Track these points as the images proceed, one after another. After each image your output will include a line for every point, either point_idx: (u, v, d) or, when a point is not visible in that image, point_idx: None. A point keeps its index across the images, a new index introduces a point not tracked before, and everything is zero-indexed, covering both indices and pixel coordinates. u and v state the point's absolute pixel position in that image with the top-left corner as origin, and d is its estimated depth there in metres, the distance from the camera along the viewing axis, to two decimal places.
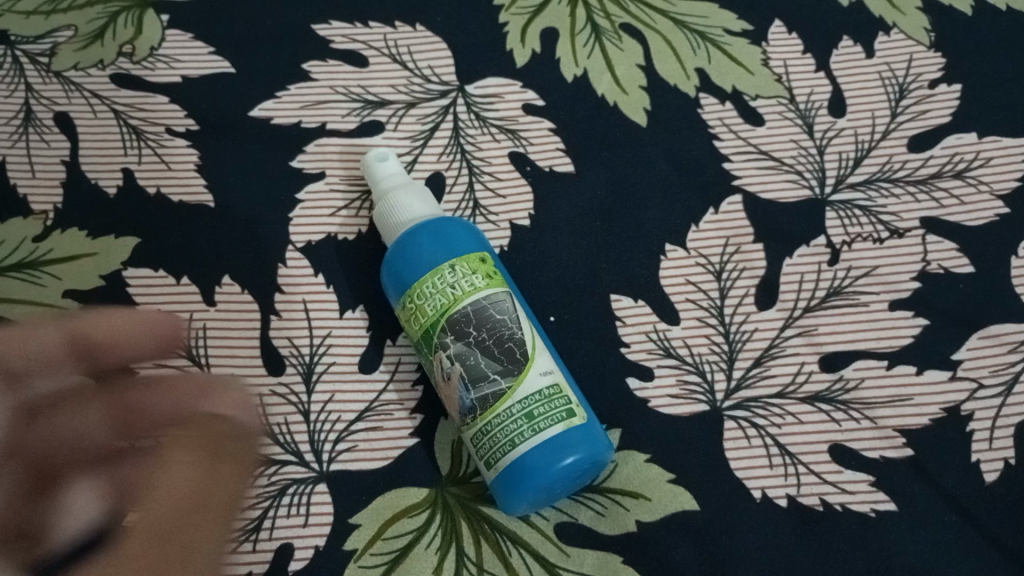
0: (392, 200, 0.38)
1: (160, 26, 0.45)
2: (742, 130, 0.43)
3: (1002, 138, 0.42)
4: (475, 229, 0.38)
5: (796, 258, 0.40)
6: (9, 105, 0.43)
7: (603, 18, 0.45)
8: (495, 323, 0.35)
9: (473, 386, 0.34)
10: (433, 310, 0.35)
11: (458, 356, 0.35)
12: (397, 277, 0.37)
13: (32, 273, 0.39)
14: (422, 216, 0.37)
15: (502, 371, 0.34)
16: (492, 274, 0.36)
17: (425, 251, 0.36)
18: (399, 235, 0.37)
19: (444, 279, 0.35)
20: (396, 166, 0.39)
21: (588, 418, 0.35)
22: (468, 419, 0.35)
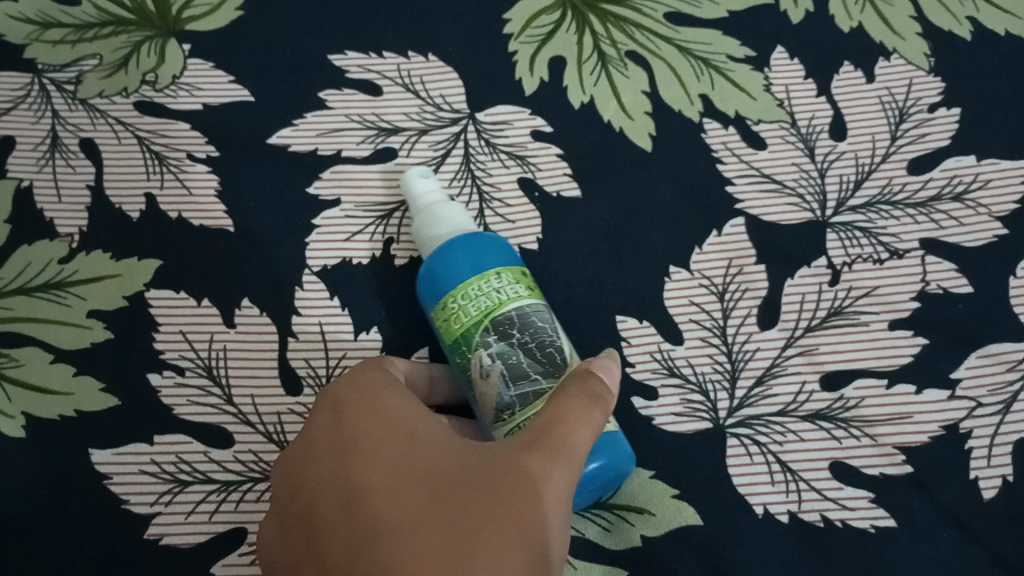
0: (436, 213, 0.38)
1: (181, 55, 0.45)
2: (745, 154, 0.44)
3: (1001, 160, 0.42)
4: (508, 247, 0.39)
5: (798, 279, 0.41)
6: (35, 131, 0.43)
7: (609, 45, 0.46)
8: (536, 327, 0.36)
9: (514, 384, 0.35)
10: (478, 311, 0.35)
11: (500, 354, 0.35)
12: (438, 281, 0.37)
13: (58, 294, 0.41)
14: (464, 230, 0.38)
15: (543, 372, 0.36)
16: (531, 287, 0.37)
17: (469, 257, 0.37)
18: (439, 245, 0.37)
19: (490, 284, 0.36)
20: (434, 184, 0.39)
21: (615, 429, 0.36)
22: (503, 416, 0.35)
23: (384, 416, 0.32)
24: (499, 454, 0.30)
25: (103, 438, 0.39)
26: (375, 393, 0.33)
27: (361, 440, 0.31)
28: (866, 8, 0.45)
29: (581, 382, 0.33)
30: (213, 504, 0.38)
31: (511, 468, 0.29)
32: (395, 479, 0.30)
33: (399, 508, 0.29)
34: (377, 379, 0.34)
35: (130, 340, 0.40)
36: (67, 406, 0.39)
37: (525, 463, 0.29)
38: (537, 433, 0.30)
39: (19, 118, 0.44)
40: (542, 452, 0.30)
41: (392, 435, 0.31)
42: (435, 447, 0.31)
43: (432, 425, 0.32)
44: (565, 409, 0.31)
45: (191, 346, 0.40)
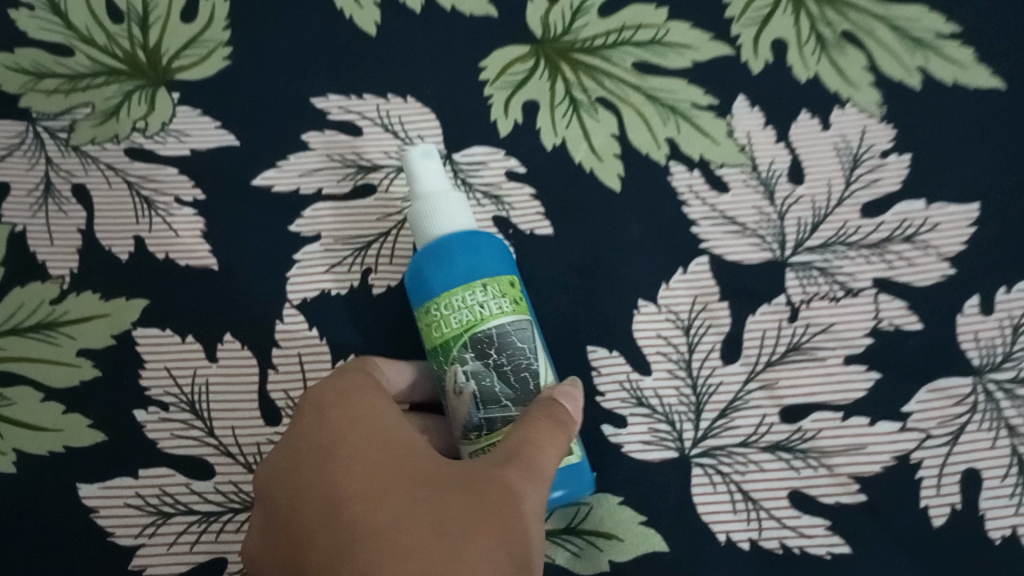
0: (440, 210, 0.38)
1: (171, 102, 0.45)
2: (709, 197, 0.45)
3: (950, 204, 0.44)
4: (504, 249, 0.40)
5: (759, 315, 0.44)
6: (29, 178, 0.44)
7: (581, 91, 0.46)
8: (514, 349, 0.37)
9: (483, 407, 0.37)
10: (459, 324, 0.37)
11: (475, 374, 0.37)
12: (424, 283, 0.38)
13: (50, 333, 0.42)
14: (462, 231, 0.39)
15: (513, 398, 0.37)
16: (517, 300, 0.38)
17: (457, 263, 0.38)
18: (434, 243, 0.38)
19: (475, 297, 0.37)
20: (437, 167, 0.39)
21: (583, 458, 0.38)
22: (471, 435, 0.38)
23: (364, 420, 0.34)
24: (477, 469, 0.33)
25: (93, 473, 0.40)
26: (353, 397, 0.35)
27: (340, 440, 0.33)
28: (822, 56, 0.46)
29: (547, 405, 0.36)
30: (194, 534, 0.40)
31: (491, 482, 0.32)
32: (378, 479, 0.31)
33: (387, 505, 0.30)
34: (354, 384, 0.36)
35: (118, 376, 0.42)
36: (56, 442, 0.41)
37: (505, 478, 0.32)
38: (513, 452, 0.33)
39: (14, 166, 0.44)
40: (518, 469, 0.33)
41: (373, 439, 0.33)
42: (414, 453, 0.33)
43: (409, 433, 0.34)
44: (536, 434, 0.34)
45: (175, 381, 0.42)
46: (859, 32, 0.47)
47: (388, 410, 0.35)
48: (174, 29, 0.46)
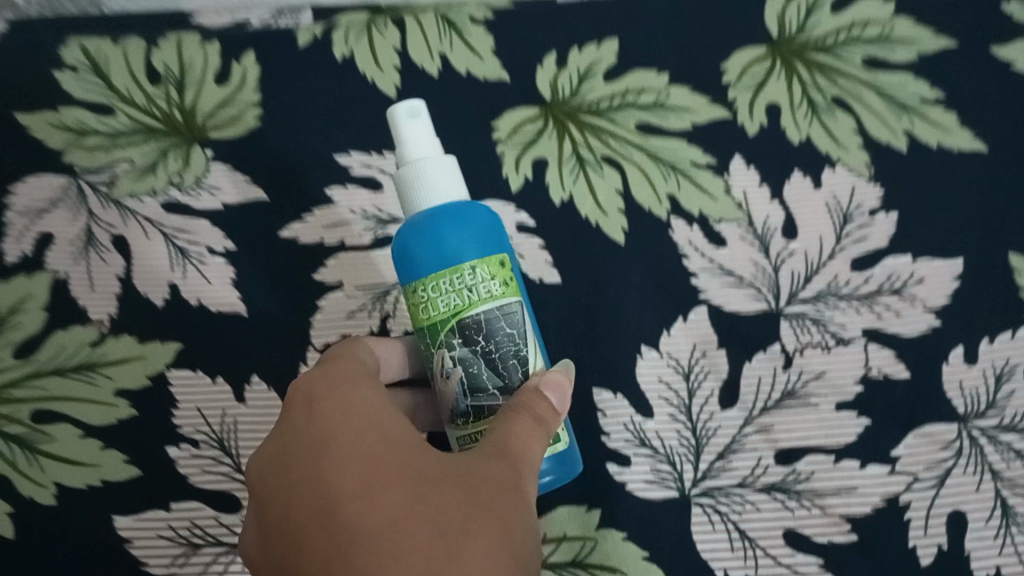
0: (432, 174, 0.38)
1: (205, 157, 0.48)
2: (708, 250, 0.48)
3: (934, 259, 0.47)
4: (493, 218, 0.40)
5: (756, 362, 0.46)
6: (71, 229, 0.47)
7: (587, 150, 0.49)
8: (502, 334, 0.37)
9: (471, 394, 0.38)
10: (447, 308, 0.37)
11: (462, 360, 0.37)
12: (410, 261, 0.38)
13: (90, 374, 0.45)
14: (453, 197, 0.38)
15: (501, 386, 0.38)
16: (506, 282, 0.38)
17: (444, 241, 0.37)
18: (426, 212, 0.38)
19: (463, 280, 0.37)
20: (423, 126, 0.38)
21: (570, 445, 0.40)
22: (459, 420, 0.38)
23: (357, 419, 0.34)
24: (465, 465, 0.33)
25: (129, 506, 0.44)
26: (343, 394, 0.35)
27: (334, 439, 0.33)
28: (814, 119, 0.49)
29: (530, 402, 0.36)
30: (223, 565, 0.43)
31: (483, 479, 0.32)
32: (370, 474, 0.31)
33: (382, 501, 0.30)
34: (347, 382, 0.36)
35: (152, 416, 0.45)
36: (93, 476, 0.44)
37: (494, 474, 0.32)
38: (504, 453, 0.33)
39: (57, 218, 0.47)
40: (506, 468, 0.33)
41: (365, 436, 0.33)
42: (405, 446, 0.33)
43: (402, 429, 0.34)
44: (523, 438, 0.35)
45: (206, 420, 0.45)
46: (849, 97, 0.50)
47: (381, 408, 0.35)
48: (209, 90, 0.49)
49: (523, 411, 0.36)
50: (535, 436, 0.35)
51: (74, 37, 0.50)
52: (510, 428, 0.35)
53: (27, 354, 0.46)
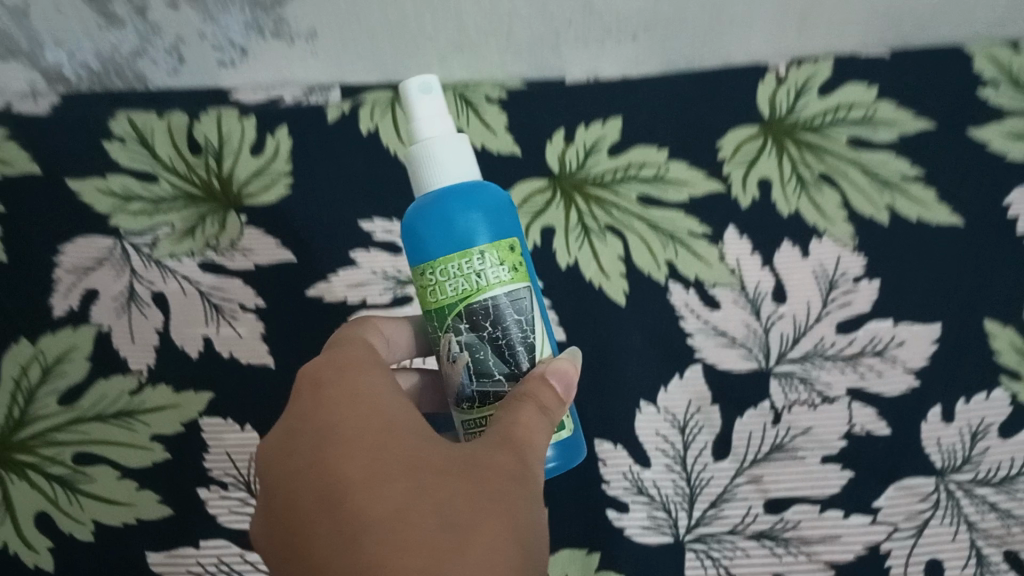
0: (442, 150, 0.39)
1: (240, 223, 0.52)
2: (703, 313, 0.52)
3: (914, 323, 0.51)
4: (503, 200, 0.40)
5: (747, 417, 0.50)
6: (115, 285, 0.51)
7: (592, 219, 0.54)
8: (509, 321, 0.38)
9: (477, 379, 0.38)
10: (455, 292, 0.37)
11: (469, 345, 0.38)
12: (420, 243, 0.38)
13: (128, 421, 0.49)
14: (463, 176, 0.39)
15: (507, 373, 0.38)
16: (516, 267, 0.38)
17: (454, 225, 0.38)
18: (436, 190, 0.39)
19: (471, 265, 0.37)
20: (435, 101, 0.39)
21: (573, 432, 0.41)
22: (465, 404, 0.39)
23: (365, 412, 0.34)
24: (470, 455, 0.33)
25: (161, 544, 0.48)
26: (351, 389, 0.35)
27: (342, 432, 0.33)
28: (802, 194, 0.53)
29: (534, 390, 0.37)
30: None
31: (489, 471, 0.32)
32: (374, 463, 0.31)
33: (386, 490, 0.30)
34: (356, 380, 0.36)
35: (186, 460, 0.49)
36: (129, 515, 0.48)
37: (500, 467, 0.32)
38: (510, 447, 0.34)
39: (101, 276, 0.51)
40: (511, 460, 0.33)
41: (371, 427, 0.33)
42: (411, 437, 0.33)
43: (410, 424, 0.34)
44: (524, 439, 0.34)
45: (234, 464, 0.49)
46: (835, 174, 0.54)
47: (388, 404, 0.35)
48: (245, 161, 0.53)
49: (529, 401, 0.36)
50: (541, 425, 0.36)
51: (121, 110, 0.54)
52: (514, 427, 0.35)
53: (70, 401, 0.49)
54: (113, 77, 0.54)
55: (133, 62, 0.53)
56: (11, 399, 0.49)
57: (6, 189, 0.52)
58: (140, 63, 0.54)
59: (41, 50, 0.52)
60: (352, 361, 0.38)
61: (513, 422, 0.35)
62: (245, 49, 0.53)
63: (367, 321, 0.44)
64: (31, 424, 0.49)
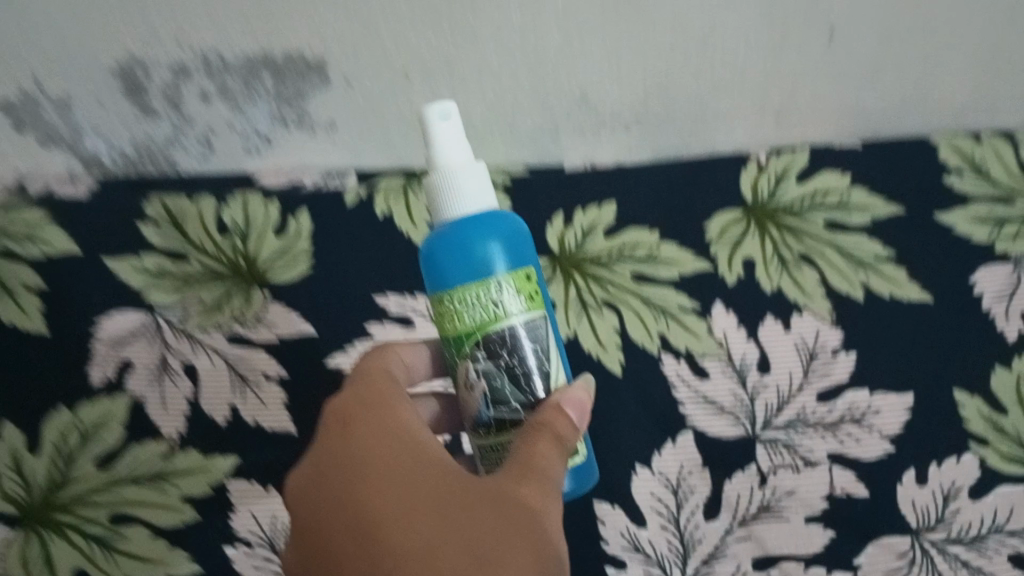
0: (462, 181, 0.43)
1: (264, 298, 0.57)
2: (694, 383, 0.56)
3: (889, 392, 0.55)
4: (520, 230, 0.44)
5: (735, 480, 0.55)
6: (149, 357, 0.56)
7: (589, 295, 0.58)
8: (525, 350, 0.42)
9: (493, 406, 0.42)
10: (473, 322, 0.41)
11: (487, 374, 0.42)
12: (440, 273, 0.42)
13: (160, 482, 0.55)
14: (480, 206, 0.43)
15: (523, 401, 0.42)
16: (530, 297, 0.42)
17: (472, 256, 0.42)
18: (455, 219, 0.43)
19: (489, 296, 0.41)
20: (453, 129, 0.43)
21: (586, 458, 0.44)
22: (482, 429, 0.43)
23: (389, 452, 0.40)
24: (486, 489, 0.38)
25: None
26: (377, 424, 0.41)
27: (370, 473, 0.39)
28: (783, 273, 0.58)
29: (550, 419, 0.40)
30: None
31: (504, 501, 0.37)
32: (403, 507, 0.37)
33: (415, 534, 0.36)
34: (382, 413, 0.42)
35: (214, 520, 0.55)
36: (160, 570, 0.55)
37: (516, 495, 0.37)
38: (521, 473, 0.38)
39: (137, 350, 0.56)
40: (528, 486, 0.38)
41: (397, 470, 0.39)
42: (432, 475, 0.38)
43: (429, 455, 0.40)
44: (537, 460, 0.39)
45: (258, 522, 0.55)
46: (813, 254, 0.58)
47: (410, 436, 0.41)
48: (269, 242, 0.58)
49: (545, 432, 0.40)
50: (556, 456, 0.39)
51: (154, 193, 0.58)
52: (528, 451, 0.39)
53: (107, 465, 0.55)
54: (146, 162, 0.58)
55: (165, 149, 0.58)
56: (51, 463, 0.55)
57: (48, 271, 0.56)
58: (172, 150, 0.58)
59: (82, 138, 0.57)
60: (378, 390, 0.43)
61: (527, 447, 0.39)
62: (268, 137, 0.58)
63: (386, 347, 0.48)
64: (70, 485, 0.55)
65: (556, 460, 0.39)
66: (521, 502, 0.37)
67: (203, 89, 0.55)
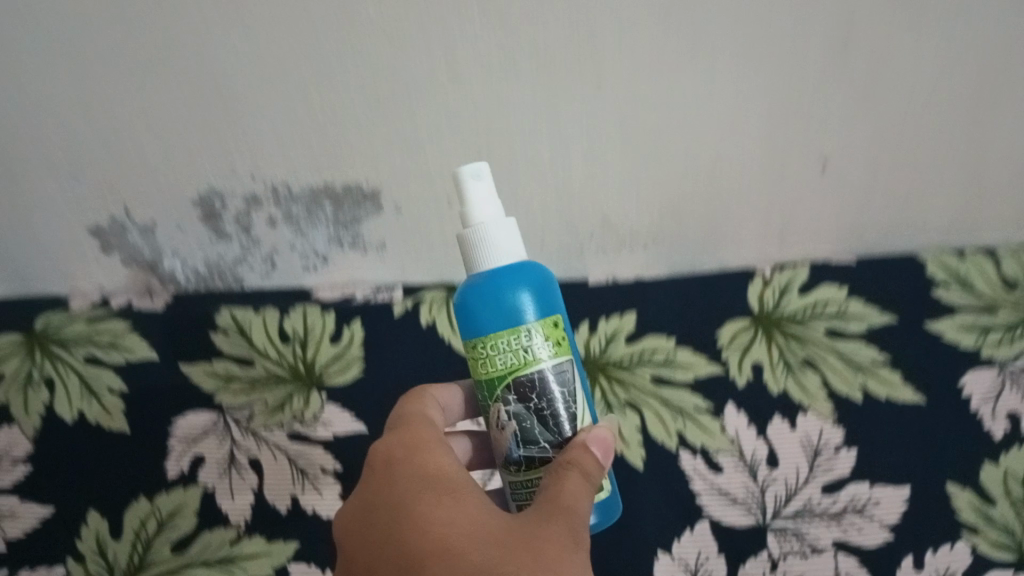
0: (495, 237, 0.47)
1: (320, 399, 0.64)
2: (709, 476, 0.62)
3: (887, 485, 0.61)
4: (548, 279, 0.48)
5: (750, 564, 0.61)
6: (219, 453, 0.63)
7: (613, 396, 0.64)
8: (553, 394, 0.45)
9: (524, 445, 0.46)
10: (505, 366, 0.45)
11: (517, 415, 0.45)
12: (474, 321, 0.46)
13: (228, 566, 0.62)
14: (511, 258, 0.47)
15: (551, 440, 0.46)
16: (557, 344, 0.46)
17: (502, 304, 0.45)
18: (487, 270, 0.47)
19: (519, 343, 0.45)
20: (484, 188, 0.47)
21: (611, 493, 0.48)
22: (513, 466, 0.46)
23: (431, 490, 0.42)
24: (521, 525, 0.40)
25: None
26: (419, 468, 0.44)
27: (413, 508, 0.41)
28: (789, 377, 0.63)
29: (577, 457, 0.43)
30: None
31: (537, 535, 0.39)
32: (442, 538, 0.39)
33: (453, 564, 0.38)
34: (423, 457, 0.45)
35: None
36: None
37: (549, 531, 0.40)
38: (554, 511, 0.41)
39: (207, 445, 0.63)
40: (559, 523, 0.40)
41: (438, 506, 0.41)
42: (470, 512, 0.41)
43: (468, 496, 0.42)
44: (568, 502, 0.41)
45: None
46: (817, 360, 0.64)
47: (451, 479, 0.43)
48: (324, 348, 0.64)
49: (574, 469, 0.43)
50: (583, 491, 0.42)
51: (224, 305, 0.65)
52: (559, 490, 0.42)
53: (181, 549, 0.62)
54: (216, 279, 0.66)
55: (234, 268, 0.66)
56: (132, 548, 0.62)
57: (128, 372, 0.64)
58: (239, 268, 0.66)
59: (161, 259, 0.65)
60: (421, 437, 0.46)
61: (558, 486, 0.42)
62: (325, 256, 0.65)
63: (423, 390, 0.53)
64: (148, 568, 0.62)
65: (584, 501, 0.42)
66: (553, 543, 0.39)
67: (270, 215, 0.63)
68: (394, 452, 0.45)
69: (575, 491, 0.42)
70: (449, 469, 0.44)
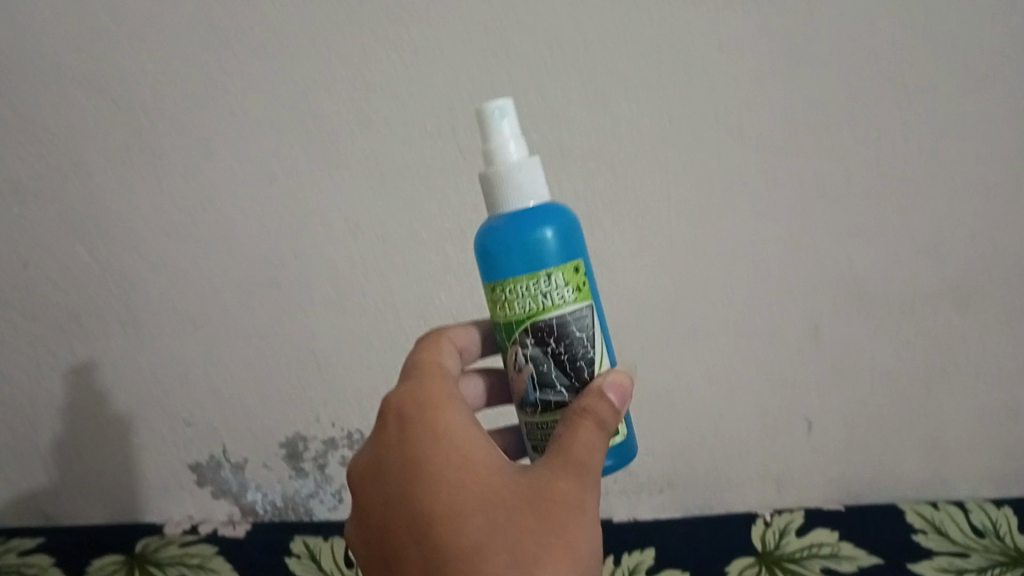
0: (522, 178, 0.44)
1: None
2: None
3: None
4: (574, 222, 0.45)
5: None
6: None
7: None
8: (572, 337, 0.44)
9: (541, 388, 0.44)
10: (524, 310, 0.44)
11: (535, 358, 0.44)
12: (494, 261, 0.44)
13: None
14: (535, 201, 0.45)
15: (568, 385, 0.44)
16: (579, 287, 0.44)
17: (520, 242, 0.43)
18: (507, 214, 0.44)
19: (539, 287, 0.43)
20: (509, 129, 0.45)
21: (628, 437, 0.47)
22: (530, 408, 0.45)
23: (442, 441, 0.40)
24: (533, 481, 0.39)
25: None
26: (429, 414, 0.41)
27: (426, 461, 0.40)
28: None
29: (593, 404, 0.41)
30: None
31: (548, 497, 0.38)
32: (457, 503, 0.38)
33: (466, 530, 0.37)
34: (434, 400, 0.42)
35: None
36: None
37: (560, 490, 0.39)
38: (569, 465, 0.39)
39: None
40: (570, 476, 0.39)
41: (453, 459, 0.39)
42: (483, 471, 0.39)
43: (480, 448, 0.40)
44: (579, 454, 0.40)
45: None
46: None
47: (461, 426, 0.41)
48: None
49: (587, 418, 0.41)
50: (596, 442, 0.40)
51: (299, 535, 0.76)
52: (570, 443, 0.40)
53: None
54: (291, 510, 0.78)
55: (306, 501, 0.78)
56: None
57: None
58: (312, 502, 0.78)
59: (245, 491, 0.78)
60: (433, 380, 0.44)
61: (569, 438, 0.40)
62: None
63: (440, 333, 0.51)
64: None
65: (595, 452, 0.40)
66: (564, 505, 0.38)
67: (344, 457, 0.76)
68: (406, 395, 0.43)
69: (585, 440, 0.40)
70: (459, 417, 0.42)
